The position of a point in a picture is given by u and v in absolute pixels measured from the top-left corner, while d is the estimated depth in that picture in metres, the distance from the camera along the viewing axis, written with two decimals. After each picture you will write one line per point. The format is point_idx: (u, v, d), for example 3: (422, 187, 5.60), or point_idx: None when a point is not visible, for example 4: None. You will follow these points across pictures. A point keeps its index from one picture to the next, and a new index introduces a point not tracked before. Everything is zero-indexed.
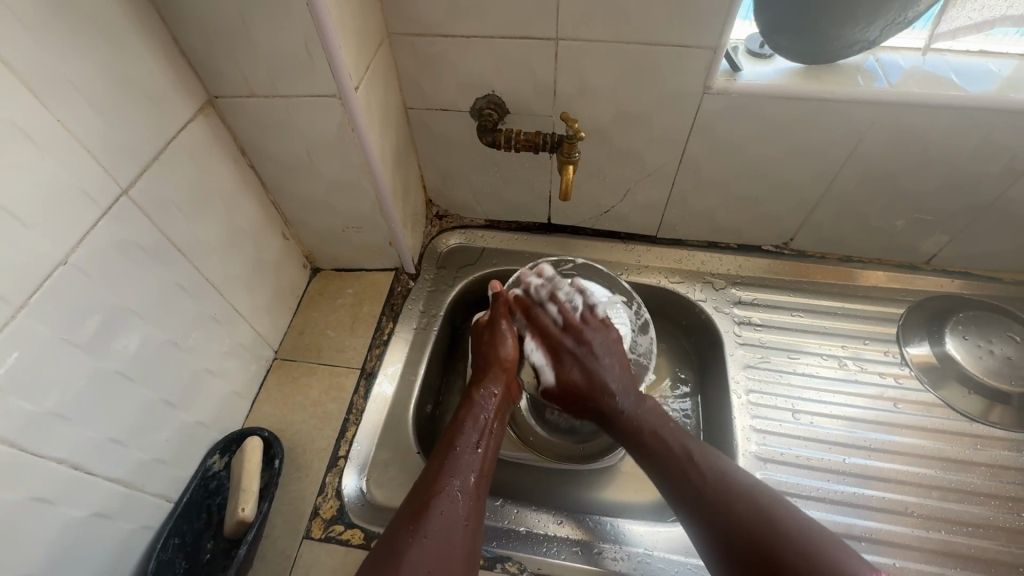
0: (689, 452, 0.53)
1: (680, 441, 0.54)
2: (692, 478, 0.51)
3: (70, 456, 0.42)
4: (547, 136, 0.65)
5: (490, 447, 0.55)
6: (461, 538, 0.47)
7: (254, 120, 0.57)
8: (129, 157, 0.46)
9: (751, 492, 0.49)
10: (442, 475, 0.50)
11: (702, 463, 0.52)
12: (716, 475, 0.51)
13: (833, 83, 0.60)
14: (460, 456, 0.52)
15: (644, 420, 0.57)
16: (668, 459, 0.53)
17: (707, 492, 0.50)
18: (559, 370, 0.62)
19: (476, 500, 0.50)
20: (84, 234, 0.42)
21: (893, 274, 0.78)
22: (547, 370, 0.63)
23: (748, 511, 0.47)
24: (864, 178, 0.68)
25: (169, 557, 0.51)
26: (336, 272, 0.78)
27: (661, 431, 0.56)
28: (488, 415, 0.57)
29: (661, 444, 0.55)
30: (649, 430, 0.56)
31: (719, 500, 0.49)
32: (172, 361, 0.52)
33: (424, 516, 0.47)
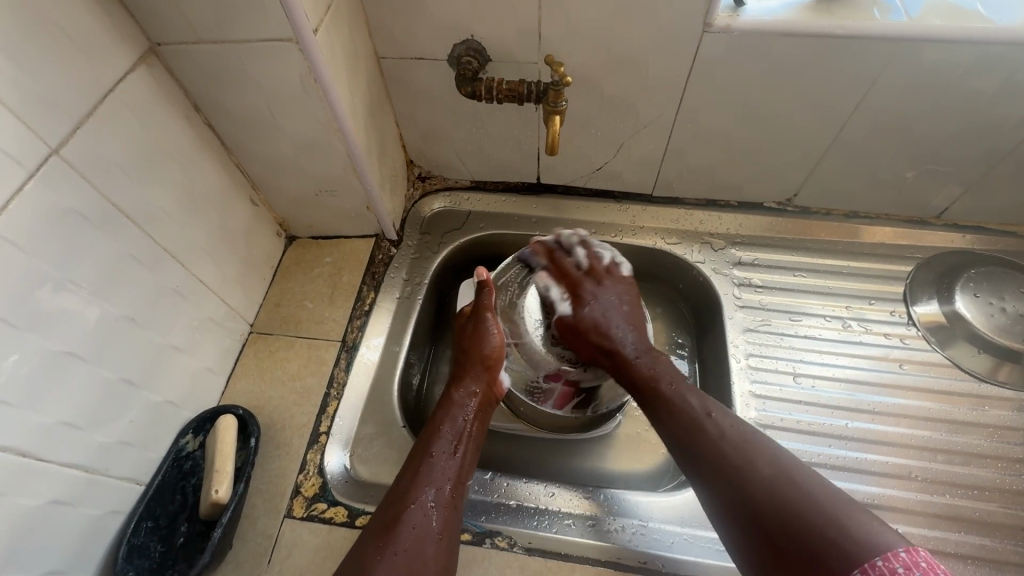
0: (706, 415, 0.50)
1: (697, 406, 0.51)
2: (709, 443, 0.47)
3: (16, 444, 0.39)
4: (532, 85, 0.60)
5: (467, 452, 0.54)
6: (436, 553, 0.46)
7: (204, 71, 0.51)
8: (56, 112, 0.40)
9: (777, 464, 0.44)
10: (417, 483, 0.49)
11: (718, 427, 0.48)
12: (738, 442, 0.47)
13: (846, 17, 0.54)
14: (435, 463, 0.51)
15: (660, 377, 0.55)
16: (687, 428, 0.50)
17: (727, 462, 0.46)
18: (574, 306, 0.64)
19: (451, 510, 0.49)
20: (7, 200, 0.38)
21: (901, 230, 0.74)
22: (563, 303, 0.65)
23: (768, 483, 0.43)
24: (876, 126, 0.63)
25: (142, 540, 0.49)
26: (313, 240, 0.73)
27: (680, 391, 0.53)
28: (466, 418, 0.56)
29: (679, 408, 0.51)
30: (668, 388, 0.53)
31: (740, 468, 0.45)
32: (131, 338, 0.49)
33: (396, 529, 0.46)
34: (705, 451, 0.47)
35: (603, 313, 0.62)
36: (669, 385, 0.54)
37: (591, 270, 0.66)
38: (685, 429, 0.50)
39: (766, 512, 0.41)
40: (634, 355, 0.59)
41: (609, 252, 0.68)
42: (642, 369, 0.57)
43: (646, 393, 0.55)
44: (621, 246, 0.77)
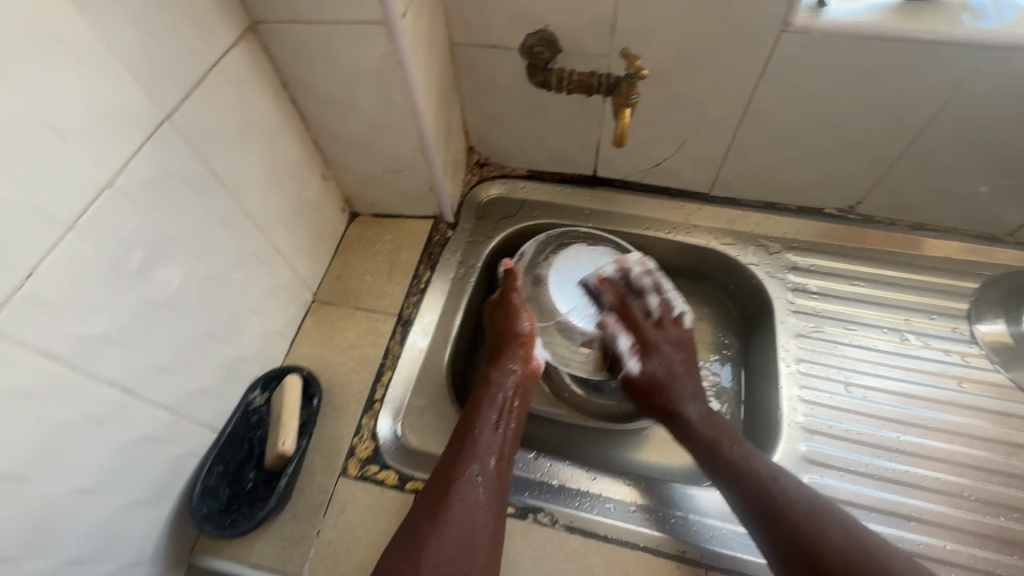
0: (777, 478, 0.51)
1: (768, 472, 0.52)
2: (783, 509, 0.49)
3: (120, 381, 0.43)
4: (603, 76, 0.61)
5: (510, 427, 0.56)
6: (484, 524, 0.48)
7: (296, 50, 0.54)
8: (172, 81, 0.44)
9: (850, 534, 0.47)
10: (462, 458, 0.52)
11: (791, 498, 0.50)
12: (811, 509, 0.49)
13: (934, 22, 0.53)
14: (479, 438, 0.53)
15: (724, 439, 0.56)
16: (760, 494, 0.50)
17: (801, 532, 0.47)
18: (644, 362, 0.62)
19: (497, 484, 0.51)
20: (128, 158, 0.41)
21: (970, 245, 0.72)
22: (630, 359, 0.63)
23: (846, 555, 0.45)
24: (955, 135, 0.60)
25: (213, 483, 0.52)
26: (375, 218, 0.76)
27: (745, 461, 0.53)
28: (505, 395, 0.58)
29: (749, 471, 0.52)
30: (735, 452, 0.54)
31: (817, 540, 0.46)
32: (216, 295, 0.52)
33: (445, 503, 0.49)
34: (777, 520, 0.49)
35: (664, 365, 0.62)
36: (735, 448, 0.54)
37: (659, 320, 0.64)
38: (752, 494, 0.51)
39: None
40: (698, 415, 0.59)
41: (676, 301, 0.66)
42: (704, 436, 0.57)
43: (716, 461, 0.54)
44: (673, 243, 0.77)
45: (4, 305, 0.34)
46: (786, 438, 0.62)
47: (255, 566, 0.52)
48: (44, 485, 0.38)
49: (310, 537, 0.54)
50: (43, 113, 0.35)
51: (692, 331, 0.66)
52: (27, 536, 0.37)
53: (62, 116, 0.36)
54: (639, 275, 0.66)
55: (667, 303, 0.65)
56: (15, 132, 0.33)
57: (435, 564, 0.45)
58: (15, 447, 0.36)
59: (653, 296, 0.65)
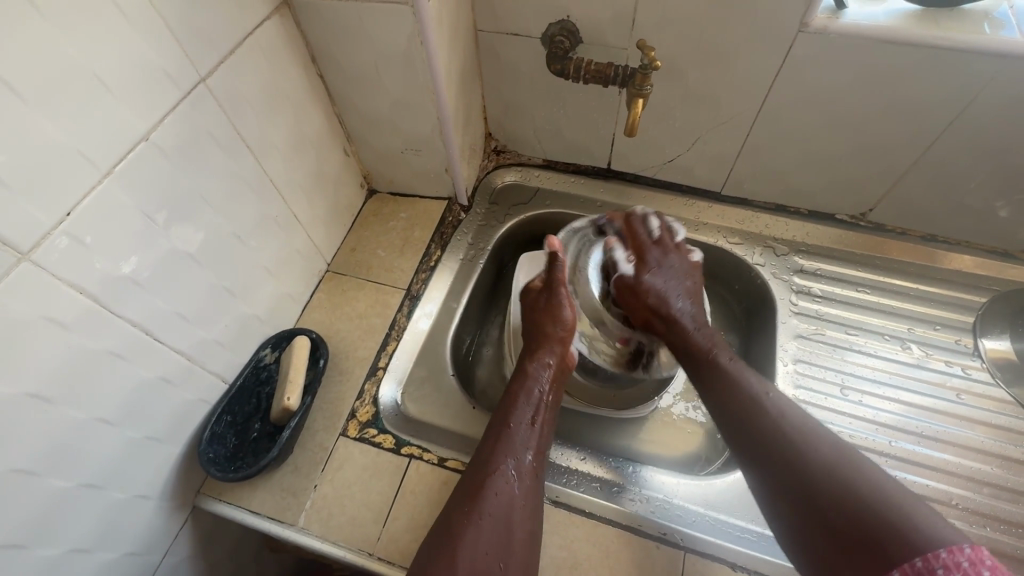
0: (765, 395, 0.50)
1: (761, 392, 0.50)
2: (766, 423, 0.48)
3: (143, 322, 0.46)
4: (619, 67, 0.62)
5: (544, 423, 0.56)
6: (522, 518, 0.49)
7: (326, 25, 0.57)
8: (210, 45, 0.47)
9: (834, 444, 0.44)
10: (498, 453, 0.52)
11: (776, 417, 0.48)
12: (797, 426, 0.47)
13: (953, 30, 0.53)
14: (515, 433, 0.54)
15: (718, 351, 0.56)
16: (747, 411, 0.49)
17: (779, 447, 0.46)
18: (639, 267, 0.63)
19: (532, 480, 0.52)
20: (163, 114, 0.44)
21: (981, 260, 0.71)
22: (625, 266, 0.64)
23: (827, 464, 0.43)
24: (971, 145, 0.60)
25: (222, 430, 0.56)
26: (392, 196, 0.79)
27: (732, 377, 0.52)
28: (542, 390, 0.58)
29: (734, 390, 0.51)
30: (725, 362, 0.54)
31: (794, 452, 0.45)
32: (236, 253, 0.55)
33: (481, 497, 0.49)
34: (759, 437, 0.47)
35: (660, 280, 0.62)
36: (729, 359, 0.54)
37: (641, 248, 0.64)
38: (738, 418, 0.49)
39: (825, 494, 0.41)
40: (690, 328, 0.58)
41: (655, 219, 0.66)
42: (699, 339, 0.57)
43: (705, 374, 0.54)
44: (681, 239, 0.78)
45: (43, 238, 0.37)
46: None
47: (254, 512, 0.55)
48: (68, 410, 0.41)
49: (308, 489, 0.56)
50: (91, 65, 0.38)
51: (697, 262, 0.65)
52: (49, 455, 0.41)
53: (107, 69, 0.39)
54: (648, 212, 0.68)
55: (665, 230, 0.66)
56: (64, 78, 0.36)
57: (471, 556, 0.45)
58: (44, 371, 0.39)
59: (654, 222, 0.66)
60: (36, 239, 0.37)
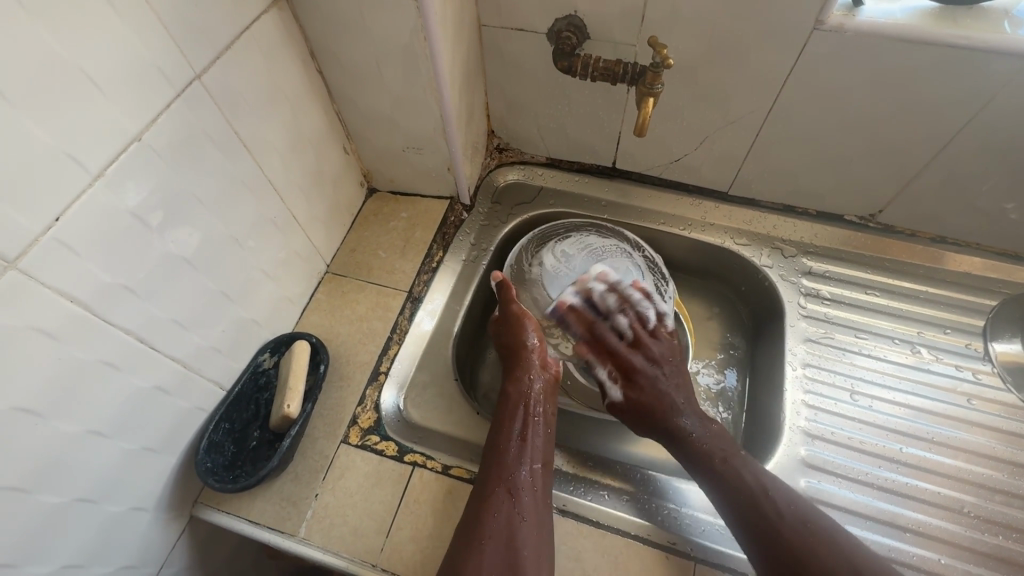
0: (770, 492, 0.51)
1: (762, 482, 0.52)
2: (784, 529, 0.49)
3: (136, 330, 0.44)
4: (629, 65, 0.60)
5: (537, 435, 0.56)
6: (527, 534, 0.49)
7: (326, 20, 0.55)
8: (206, 42, 0.45)
9: (845, 545, 0.48)
10: (492, 475, 0.52)
11: (792, 526, 0.49)
12: (808, 527, 0.49)
13: (973, 28, 0.52)
14: (507, 449, 0.53)
15: (726, 454, 0.54)
16: (748, 502, 0.51)
17: (802, 557, 0.47)
18: (626, 387, 0.61)
19: (534, 496, 0.51)
20: (155, 113, 0.42)
21: (991, 262, 0.70)
22: (614, 389, 0.62)
23: (848, 574, 0.46)
24: (986, 147, 0.59)
25: (219, 439, 0.54)
26: (392, 195, 0.77)
27: (743, 473, 0.52)
28: (529, 404, 0.58)
29: (739, 484, 0.52)
30: (729, 467, 0.53)
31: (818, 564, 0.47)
32: (233, 257, 0.53)
33: (482, 522, 0.49)
34: (779, 548, 0.48)
35: (654, 373, 0.61)
36: (734, 458, 0.54)
37: (633, 339, 0.64)
38: (757, 519, 0.50)
39: None
40: (691, 428, 0.57)
41: (648, 304, 0.66)
42: (706, 444, 0.55)
43: (714, 474, 0.53)
44: (687, 240, 0.77)
45: (31, 245, 0.35)
46: (787, 441, 0.62)
47: (253, 522, 0.54)
48: (59, 423, 0.40)
49: (309, 498, 0.55)
50: (79, 62, 0.35)
51: (672, 333, 0.66)
52: (39, 471, 0.39)
53: (97, 66, 0.37)
54: (603, 295, 0.65)
55: (640, 318, 0.65)
56: (52, 77, 0.34)
57: None
58: (34, 385, 0.37)
59: (621, 316, 0.65)
60: (24, 246, 0.35)
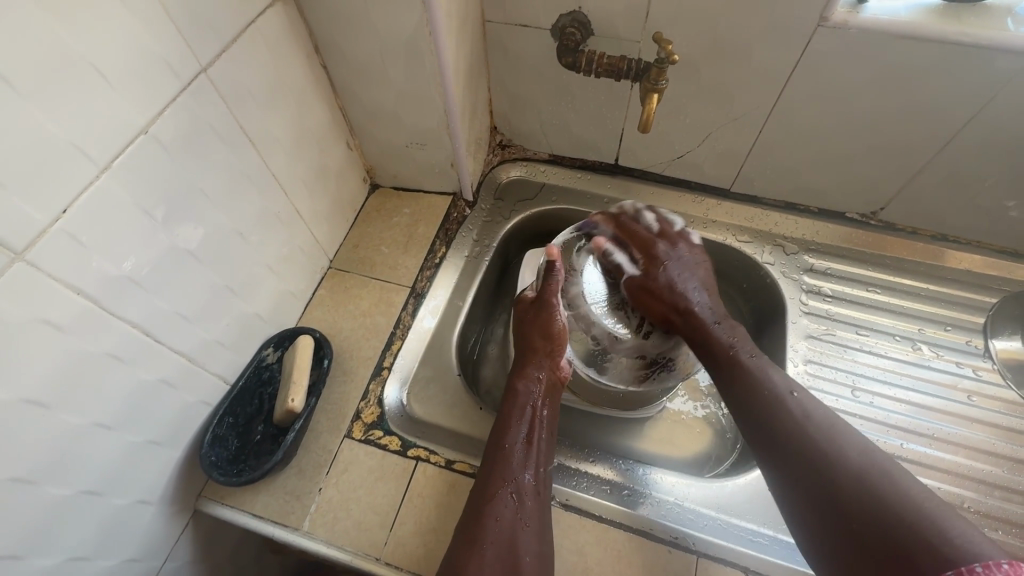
0: (790, 395, 0.50)
1: (780, 386, 0.51)
2: (791, 425, 0.48)
3: (142, 323, 0.44)
4: (633, 61, 0.61)
5: (541, 439, 0.55)
6: (528, 539, 0.48)
7: (331, 13, 0.54)
8: (212, 34, 0.44)
9: (863, 451, 0.44)
10: (495, 477, 0.51)
11: (799, 424, 0.47)
12: (821, 427, 0.47)
13: (976, 26, 0.52)
14: (511, 452, 0.53)
15: (741, 346, 0.56)
16: (770, 409, 0.49)
17: (801, 455, 0.45)
18: (648, 266, 0.61)
19: (537, 502, 0.51)
20: (162, 106, 0.42)
21: (991, 260, 0.70)
22: (632, 267, 0.62)
23: (853, 470, 0.42)
24: (989, 145, 0.59)
25: (223, 433, 0.54)
26: (395, 191, 0.77)
27: (757, 371, 0.53)
28: (535, 405, 0.57)
29: (762, 389, 0.51)
30: (751, 360, 0.54)
31: (825, 457, 0.44)
32: (237, 251, 0.53)
33: (482, 524, 0.48)
34: (784, 446, 0.47)
35: (677, 275, 0.60)
36: (751, 357, 0.54)
37: (647, 252, 0.61)
38: (765, 422, 0.49)
39: (854, 502, 0.41)
40: (712, 322, 0.58)
41: (648, 214, 0.65)
42: (722, 339, 0.56)
43: (731, 370, 0.54)
44: None
45: (38, 236, 0.35)
46: None
47: (257, 516, 0.54)
48: (65, 415, 0.40)
49: (313, 493, 0.55)
50: (87, 54, 0.35)
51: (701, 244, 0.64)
52: (45, 464, 0.39)
53: (104, 58, 0.37)
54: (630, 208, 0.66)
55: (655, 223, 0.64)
56: (60, 68, 0.34)
57: None
58: (39, 377, 0.37)
59: (645, 218, 0.64)
60: (31, 238, 0.35)
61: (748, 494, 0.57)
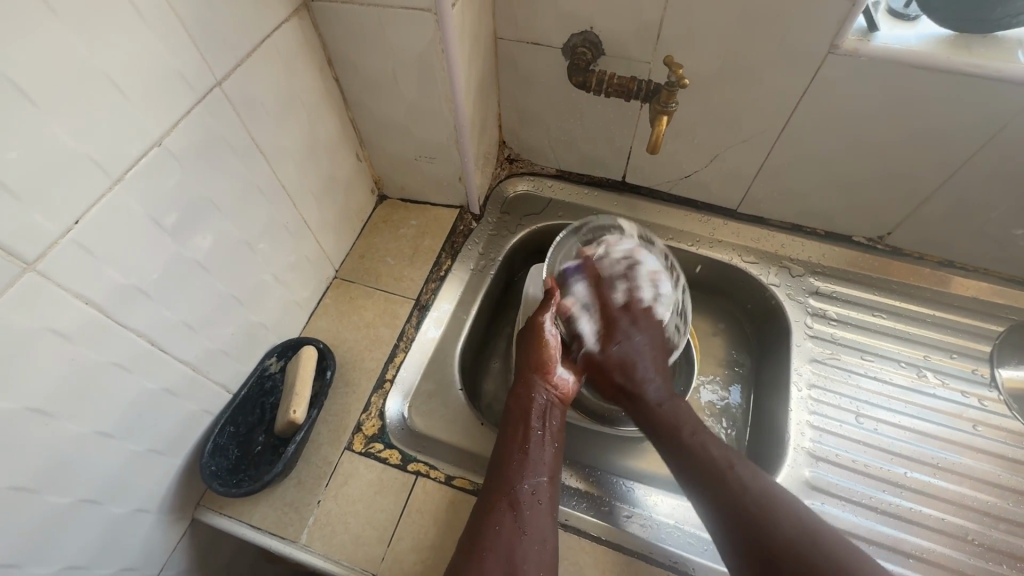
0: (733, 469, 0.49)
1: (719, 459, 0.50)
2: (731, 506, 0.47)
3: (148, 333, 0.44)
4: (642, 82, 0.61)
5: (545, 447, 0.54)
6: (527, 552, 0.47)
7: (345, 29, 0.55)
8: (228, 48, 0.45)
9: (805, 531, 0.45)
10: (495, 489, 0.51)
11: (745, 505, 0.47)
12: (760, 506, 0.46)
13: (987, 56, 0.52)
14: (512, 461, 0.52)
15: (683, 424, 0.54)
16: (705, 479, 0.49)
17: (738, 526, 0.46)
18: (607, 340, 0.59)
19: (544, 509, 0.50)
20: (177, 118, 0.42)
21: (999, 288, 0.70)
22: (586, 330, 0.60)
23: (795, 555, 0.43)
24: (996, 176, 0.59)
25: (224, 442, 0.54)
26: (402, 202, 0.77)
27: (704, 443, 0.52)
28: (536, 414, 0.56)
29: (701, 457, 0.51)
30: (691, 438, 0.52)
31: (762, 534, 0.45)
32: (244, 260, 0.53)
33: (479, 539, 0.48)
34: (729, 530, 0.47)
35: (631, 351, 0.58)
36: (693, 433, 0.53)
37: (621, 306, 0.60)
38: (704, 497, 0.49)
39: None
40: (656, 399, 0.56)
41: (648, 279, 0.62)
42: (668, 414, 0.55)
43: (671, 445, 0.53)
44: (695, 256, 0.76)
45: (50, 247, 0.35)
46: (793, 462, 0.61)
47: (255, 527, 0.54)
48: (68, 424, 0.40)
49: (311, 505, 0.55)
50: (102, 66, 0.36)
51: (663, 319, 0.61)
52: (47, 472, 0.39)
53: (122, 72, 0.37)
54: (616, 260, 0.63)
55: (638, 291, 0.61)
56: (79, 82, 0.35)
57: None
58: (45, 385, 0.37)
59: (623, 278, 0.62)
60: (43, 249, 0.35)
61: None
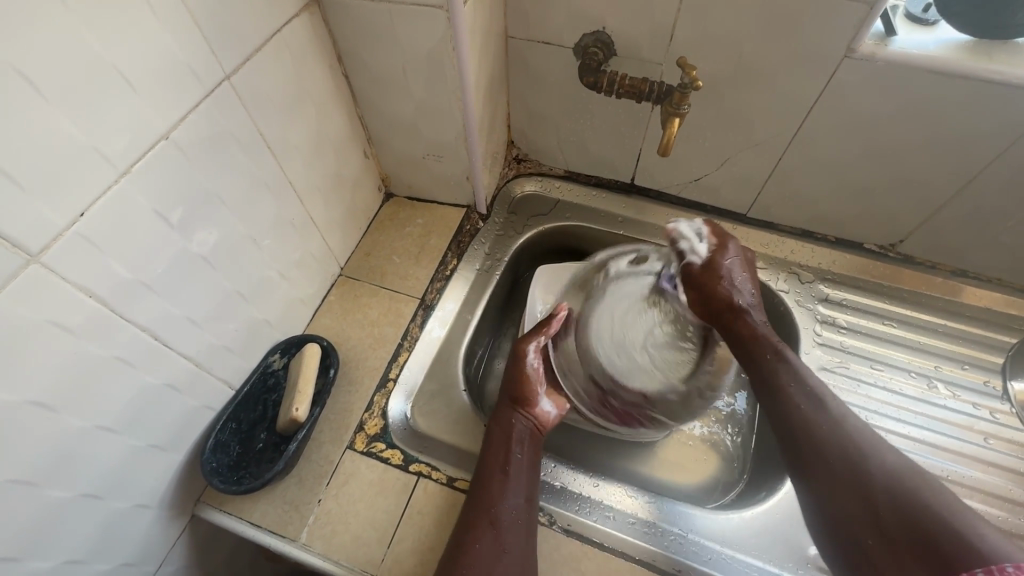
0: (828, 395, 0.48)
1: (819, 392, 0.48)
2: (819, 436, 0.45)
3: (152, 327, 0.44)
4: (655, 83, 0.60)
5: (523, 468, 0.53)
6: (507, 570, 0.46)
7: (356, 24, 0.55)
8: (238, 42, 0.45)
9: (898, 462, 0.41)
10: (475, 507, 0.50)
11: (834, 428, 0.45)
12: (853, 436, 0.44)
13: (1008, 62, 0.51)
14: (491, 481, 0.52)
15: (779, 351, 0.53)
16: (794, 411, 0.48)
17: (825, 453, 0.43)
18: (713, 261, 0.60)
19: (522, 531, 0.49)
20: (184, 112, 0.42)
21: (1012, 299, 0.69)
22: (697, 251, 0.61)
23: (886, 476, 0.40)
24: (1012, 185, 0.59)
25: (226, 438, 0.54)
26: (409, 200, 0.77)
27: (798, 373, 0.50)
28: (514, 436, 0.56)
29: (789, 387, 0.49)
30: (789, 363, 0.51)
31: (850, 461, 0.42)
32: (250, 255, 0.53)
33: (462, 555, 0.47)
34: (810, 448, 0.45)
35: (734, 277, 0.59)
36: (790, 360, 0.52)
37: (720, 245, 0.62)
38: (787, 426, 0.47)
39: (883, 504, 0.38)
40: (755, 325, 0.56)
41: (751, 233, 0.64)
42: (762, 341, 0.54)
43: (766, 365, 0.52)
44: None
45: (54, 238, 0.35)
46: None
47: (255, 525, 0.53)
48: (70, 417, 0.39)
49: (312, 504, 0.55)
50: (112, 58, 0.36)
51: (762, 269, 0.62)
52: (49, 464, 0.39)
53: (130, 64, 0.37)
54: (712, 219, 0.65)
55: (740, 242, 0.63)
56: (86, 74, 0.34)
57: None
58: (48, 377, 0.37)
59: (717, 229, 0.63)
60: (48, 241, 0.35)
61: (754, 529, 0.55)
